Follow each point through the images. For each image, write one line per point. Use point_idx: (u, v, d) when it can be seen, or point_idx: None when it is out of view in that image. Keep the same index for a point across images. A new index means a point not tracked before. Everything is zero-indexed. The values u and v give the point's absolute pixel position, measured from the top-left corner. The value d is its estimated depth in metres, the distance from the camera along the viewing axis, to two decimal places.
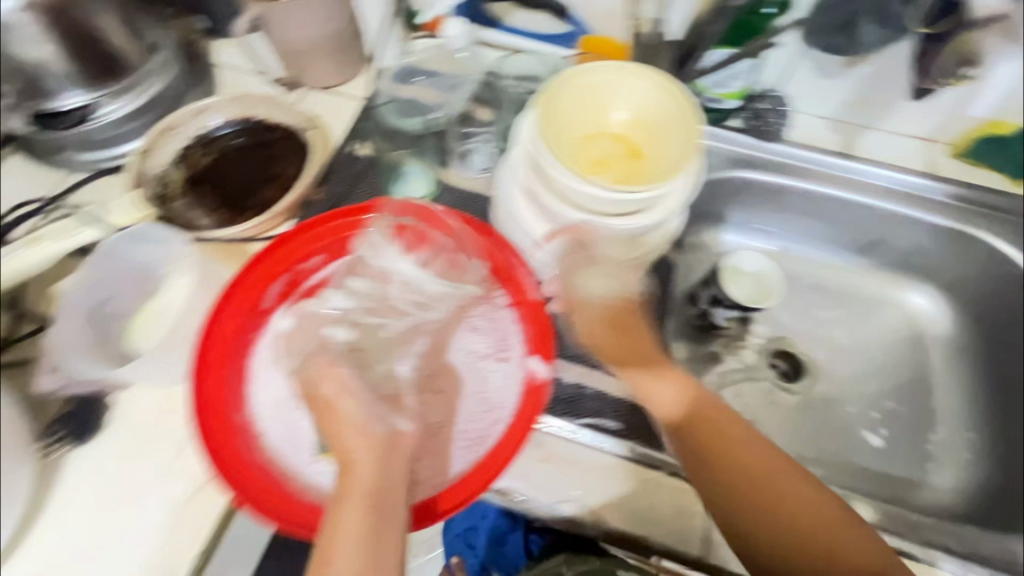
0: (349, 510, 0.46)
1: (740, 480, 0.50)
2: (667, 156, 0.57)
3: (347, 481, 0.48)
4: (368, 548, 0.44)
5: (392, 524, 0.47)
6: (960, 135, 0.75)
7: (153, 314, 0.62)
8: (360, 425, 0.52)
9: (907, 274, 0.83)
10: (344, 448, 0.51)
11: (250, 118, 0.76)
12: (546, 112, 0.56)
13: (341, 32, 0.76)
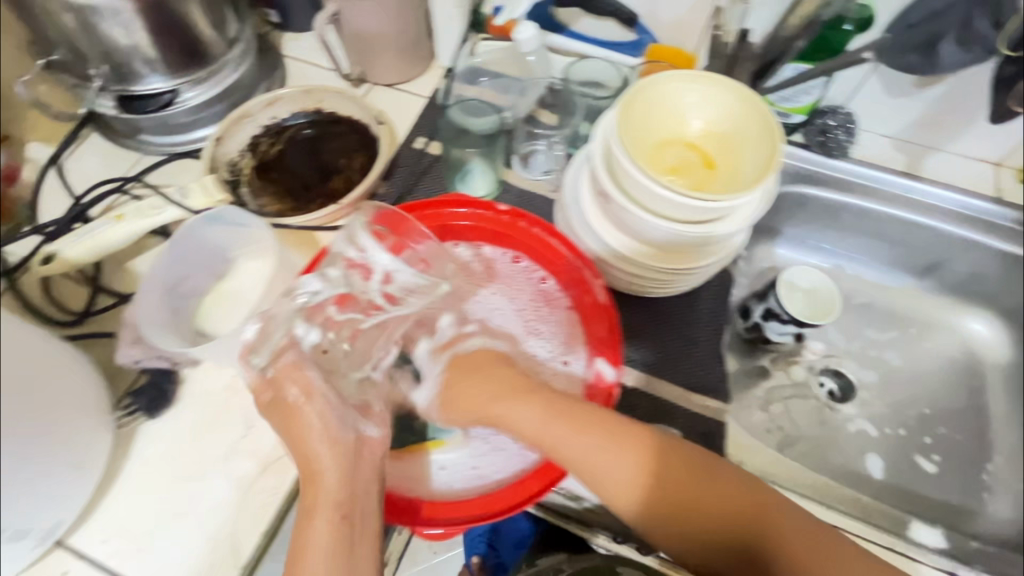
0: (319, 521, 0.48)
1: (690, 513, 0.48)
2: (743, 166, 0.57)
3: (313, 487, 0.50)
4: (339, 557, 0.47)
5: (367, 532, 0.50)
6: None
7: (224, 295, 0.64)
8: (322, 425, 0.52)
9: (965, 299, 0.82)
10: (311, 454, 0.51)
11: (320, 110, 0.78)
12: (628, 113, 0.56)
13: (413, 31, 0.78)
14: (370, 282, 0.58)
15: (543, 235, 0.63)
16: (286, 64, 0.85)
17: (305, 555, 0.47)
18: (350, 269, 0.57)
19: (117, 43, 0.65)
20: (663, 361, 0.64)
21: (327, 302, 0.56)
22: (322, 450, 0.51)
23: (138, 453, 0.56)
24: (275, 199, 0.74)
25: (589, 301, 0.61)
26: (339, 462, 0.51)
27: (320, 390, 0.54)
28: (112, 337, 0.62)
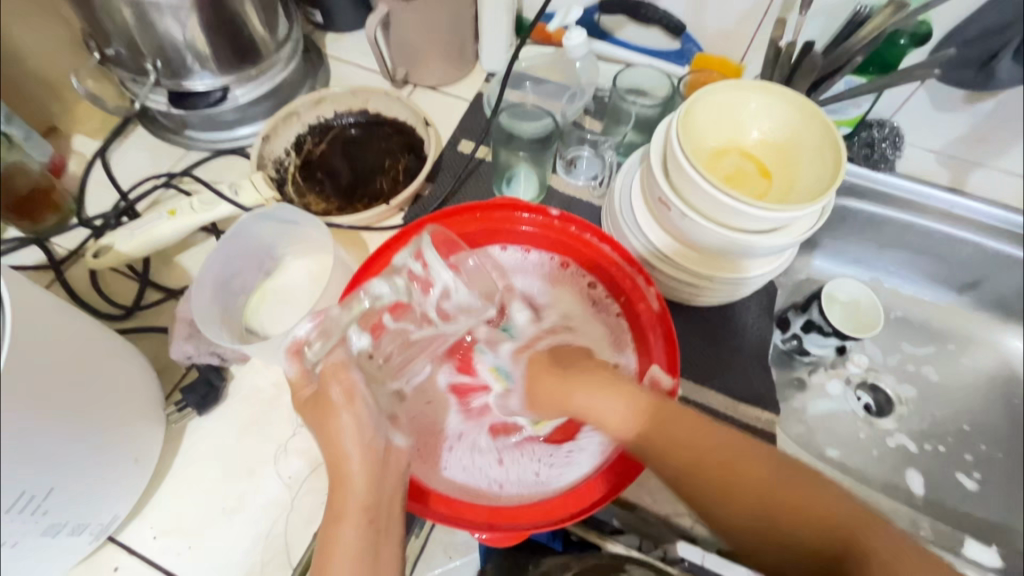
0: (347, 522, 0.47)
1: (713, 489, 0.43)
2: (806, 176, 0.56)
3: (341, 486, 0.48)
4: (363, 558, 0.46)
5: (393, 540, 0.48)
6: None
7: (271, 291, 0.64)
8: (353, 430, 0.48)
9: (1004, 315, 0.82)
10: (343, 456, 0.48)
11: (366, 111, 0.79)
12: (686, 121, 0.56)
13: (459, 35, 0.79)
14: (427, 295, 0.56)
15: (594, 241, 0.62)
16: (329, 64, 0.85)
17: (333, 554, 0.46)
18: (411, 281, 0.55)
19: (172, 40, 0.65)
20: (711, 370, 0.64)
21: (383, 310, 0.53)
22: (351, 451, 0.48)
23: (188, 449, 0.56)
24: (320, 198, 0.74)
25: (644, 309, 0.60)
26: (367, 471, 0.48)
27: (361, 394, 0.49)
28: (162, 332, 0.62)
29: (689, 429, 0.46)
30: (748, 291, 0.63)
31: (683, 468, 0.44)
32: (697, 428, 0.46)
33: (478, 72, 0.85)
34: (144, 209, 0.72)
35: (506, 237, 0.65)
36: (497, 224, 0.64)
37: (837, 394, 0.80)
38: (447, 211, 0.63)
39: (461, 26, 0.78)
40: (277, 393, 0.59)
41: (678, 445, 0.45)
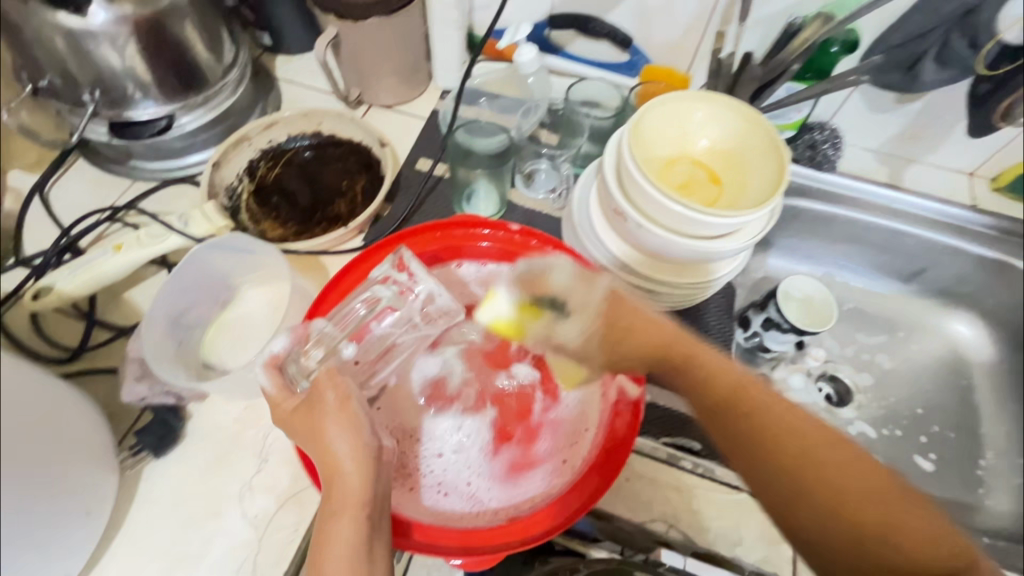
0: (342, 519, 0.44)
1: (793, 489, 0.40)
2: (756, 181, 0.58)
3: (335, 487, 0.46)
4: (357, 558, 0.43)
5: (383, 539, 0.46)
6: (1004, 170, 0.79)
7: (228, 323, 0.62)
8: (349, 435, 0.47)
9: (949, 302, 0.86)
10: (336, 460, 0.46)
11: (321, 132, 0.77)
12: (637, 135, 0.58)
13: (411, 54, 0.79)
14: (412, 303, 0.56)
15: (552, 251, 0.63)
16: (281, 87, 0.84)
17: (327, 555, 0.43)
18: (398, 294, 0.55)
19: (109, 68, 0.63)
20: None
21: (370, 317, 0.54)
22: (344, 451, 0.47)
23: (145, 495, 0.54)
24: (277, 223, 0.72)
25: None
26: (365, 473, 0.46)
27: (352, 398, 0.50)
28: (113, 373, 0.59)
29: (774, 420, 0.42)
30: (707, 294, 0.65)
31: (756, 447, 0.42)
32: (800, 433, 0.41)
33: (433, 89, 0.85)
34: (89, 244, 0.69)
35: (469, 254, 0.64)
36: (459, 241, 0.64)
37: (799, 387, 0.82)
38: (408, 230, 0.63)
39: (412, 46, 0.78)
40: (240, 430, 0.57)
41: (763, 428, 0.42)
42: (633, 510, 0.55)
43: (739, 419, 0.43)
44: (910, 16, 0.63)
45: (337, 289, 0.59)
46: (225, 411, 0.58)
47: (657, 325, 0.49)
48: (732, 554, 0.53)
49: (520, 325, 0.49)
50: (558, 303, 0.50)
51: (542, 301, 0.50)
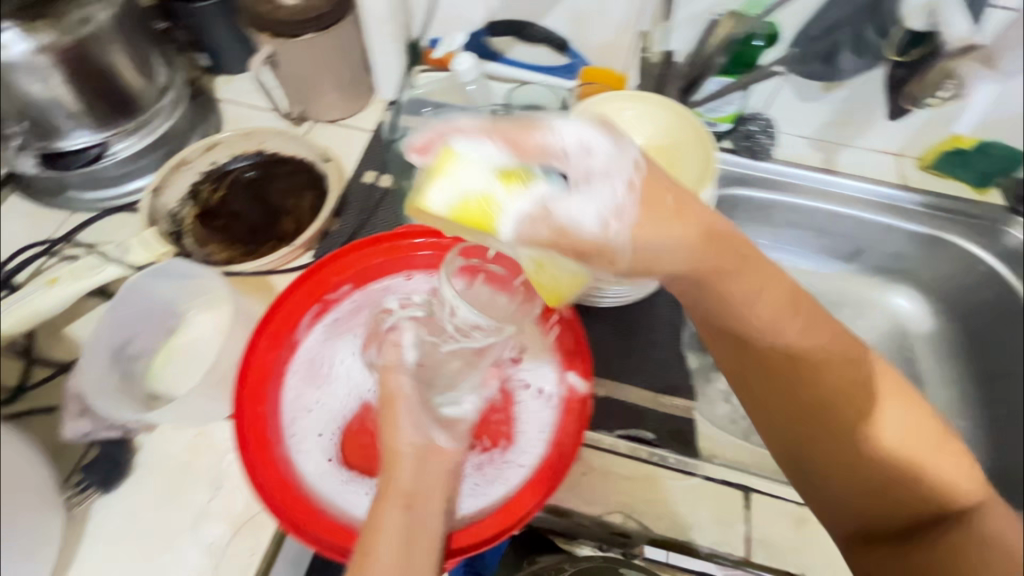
0: (388, 509, 0.48)
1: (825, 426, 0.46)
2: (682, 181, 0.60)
3: (388, 478, 0.50)
4: (405, 551, 0.45)
5: (429, 537, 0.47)
6: (927, 149, 0.83)
7: (173, 351, 0.61)
8: (415, 431, 0.53)
9: (890, 278, 0.90)
10: (398, 451, 0.52)
11: (264, 151, 0.77)
12: None
13: (352, 68, 0.79)
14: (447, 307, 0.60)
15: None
16: (222, 107, 0.83)
17: (376, 537, 0.46)
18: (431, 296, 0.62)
19: (33, 99, 0.62)
20: (628, 368, 0.67)
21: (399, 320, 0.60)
22: (409, 444, 0.52)
23: (96, 532, 0.53)
24: (223, 245, 0.71)
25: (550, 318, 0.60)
26: (416, 466, 0.51)
27: (402, 395, 0.55)
28: (56, 410, 0.58)
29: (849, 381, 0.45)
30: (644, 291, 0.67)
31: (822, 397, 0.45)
32: (863, 392, 0.45)
33: (377, 101, 0.85)
34: (27, 279, 0.68)
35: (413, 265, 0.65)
36: (400, 254, 0.64)
37: None
38: (348, 253, 0.63)
39: (352, 59, 0.79)
40: (192, 458, 0.56)
41: (829, 377, 0.45)
42: (591, 505, 0.56)
43: (821, 370, 0.44)
44: (825, 9, 0.66)
45: (274, 322, 0.59)
46: (174, 440, 0.57)
47: (703, 216, 0.40)
48: (687, 538, 0.55)
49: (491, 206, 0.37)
50: (546, 168, 0.38)
51: (525, 167, 0.38)
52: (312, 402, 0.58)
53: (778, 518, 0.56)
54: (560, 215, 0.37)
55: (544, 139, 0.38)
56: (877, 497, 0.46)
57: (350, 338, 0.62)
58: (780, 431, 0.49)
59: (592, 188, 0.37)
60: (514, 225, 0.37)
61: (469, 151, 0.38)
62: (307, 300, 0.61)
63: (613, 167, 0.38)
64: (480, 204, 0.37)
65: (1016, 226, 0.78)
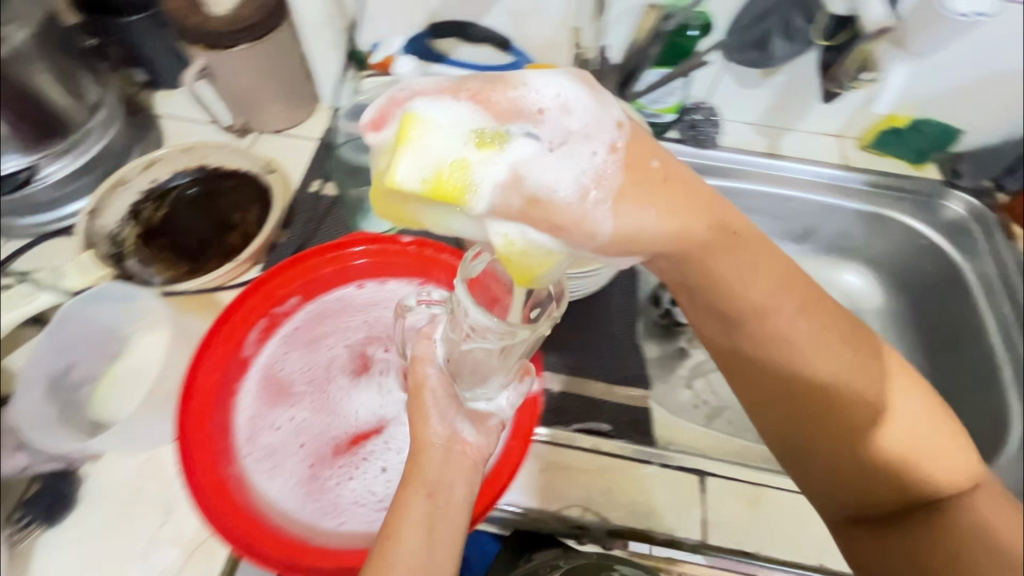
0: (410, 497, 0.45)
1: (816, 416, 0.48)
2: None
3: (415, 469, 0.47)
4: (423, 544, 0.43)
5: (453, 529, 0.44)
6: (867, 129, 0.85)
7: (118, 378, 0.59)
8: (445, 421, 0.50)
9: (839, 256, 0.92)
10: (425, 441, 0.49)
11: (206, 165, 0.75)
12: None
13: (291, 76, 0.78)
14: None
15: (452, 259, 0.64)
16: (161, 123, 0.81)
17: (396, 528, 0.43)
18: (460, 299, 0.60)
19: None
20: (583, 362, 0.67)
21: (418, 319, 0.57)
22: (442, 432, 0.49)
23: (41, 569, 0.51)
24: (166, 265, 0.70)
25: None
26: (443, 458, 0.47)
27: (425, 385, 0.51)
28: None
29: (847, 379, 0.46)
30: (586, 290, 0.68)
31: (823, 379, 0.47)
32: (863, 383, 0.47)
33: (322, 109, 0.84)
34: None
35: (361, 273, 0.64)
36: (346, 263, 0.64)
37: None
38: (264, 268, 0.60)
39: (291, 68, 0.77)
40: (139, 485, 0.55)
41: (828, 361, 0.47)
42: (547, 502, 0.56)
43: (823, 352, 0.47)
44: None
45: (217, 340, 0.58)
46: (121, 468, 0.55)
47: (702, 208, 0.42)
48: (643, 526, 0.55)
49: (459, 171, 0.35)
50: (522, 128, 0.37)
51: (500, 128, 0.36)
52: (281, 420, 0.57)
53: (730, 499, 0.58)
54: (540, 181, 0.36)
55: (518, 106, 0.37)
56: (877, 480, 0.48)
57: (301, 350, 0.61)
58: (776, 421, 0.50)
59: (572, 149, 0.37)
60: (490, 190, 0.35)
61: (441, 111, 0.35)
62: (253, 316, 0.60)
63: (596, 128, 0.38)
64: (455, 171, 0.34)
65: (952, 199, 0.81)
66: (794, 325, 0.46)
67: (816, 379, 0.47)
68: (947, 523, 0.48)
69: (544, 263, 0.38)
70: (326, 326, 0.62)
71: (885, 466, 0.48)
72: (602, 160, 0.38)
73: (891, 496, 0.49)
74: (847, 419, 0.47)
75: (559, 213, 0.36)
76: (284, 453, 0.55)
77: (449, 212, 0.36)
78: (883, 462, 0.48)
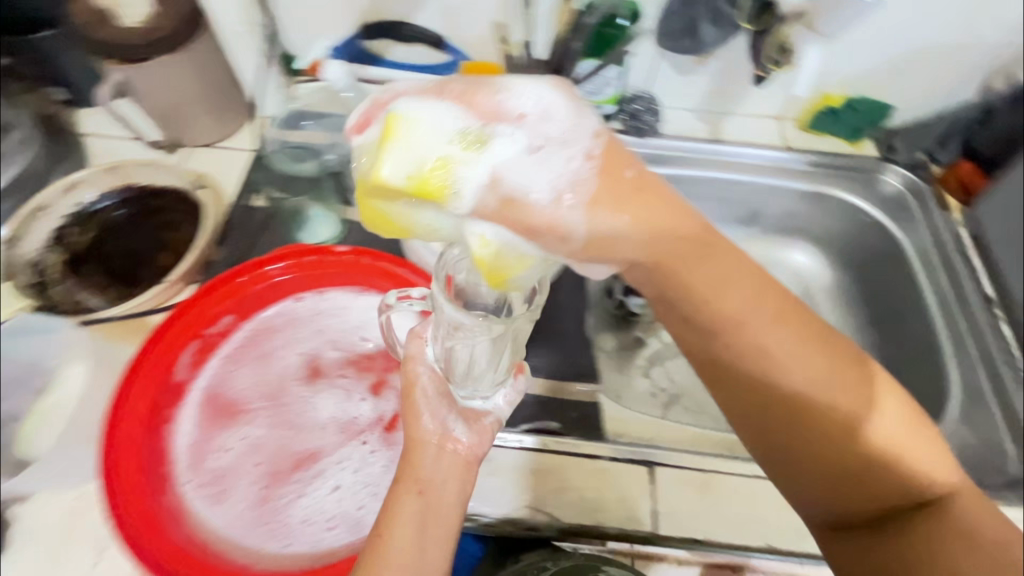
0: (403, 493, 0.44)
1: (797, 428, 0.45)
2: None
3: (406, 467, 0.46)
4: (414, 543, 0.42)
5: (446, 527, 0.43)
6: (801, 111, 0.87)
7: (41, 417, 0.57)
8: (436, 417, 0.48)
9: (787, 236, 0.93)
10: (417, 440, 0.47)
11: (133, 184, 0.72)
12: None
13: (219, 87, 0.75)
14: None
15: (393, 267, 0.64)
16: (86, 142, 0.78)
17: (388, 528, 0.42)
18: None
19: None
20: (531, 361, 0.67)
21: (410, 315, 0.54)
22: (434, 428, 0.47)
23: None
24: (94, 291, 0.67)
25: None
26: (435, 455, 0.46)
27: (416, 383, 0.49)
28: None
29: (824, 388, 0.44)
30: None
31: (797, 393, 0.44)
32: (846, 387, 0.44)
33: (257, 119, 0.82)
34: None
35: (296, 286, 0.63)
36: (281, 277, 0.63)
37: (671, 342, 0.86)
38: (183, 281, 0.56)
39: (218, 78, 0.75)
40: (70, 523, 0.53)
41: (804, 370, 0.44)
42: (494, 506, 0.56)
43: (798, 360, 0.44)
44: None
45: (146, 365, 0.56)
46: (52, 506, 0.53)
47: (675, 214, 0.40)
48: (591, 521, 0.55)
49: (440, 174, 0.34)
50: (501, 130, 0.36)
51: (482, 130, 0.36)
52: (224, 442, 0.54)
53: (680, 487, 0.58)
54: (517, 184, 0.35)
55: (500, 109, 0.37)
56: (866, 486, 0.46)
57: (237, 368, 0.59)
58: (761, 438, 0.47)
59: (550, 154, 0.36)
60: (470, 188, 0.34)
61: (422, 112, 0.35)
62: (186, 337, 0.59)
63: (575, 135, 0.37)
64: (438, 171, 0.34)
65: (887, 173, 0.85)
66: (771, 333, 0.43)
67: (795, 389, 0.44)
68: (944, 524, 0.46)
69: (519, 267, 0.37)
70: (264, 343, 0.60)
71: (874, 474, 0.45)
72: (577, 166, 0.37)
73: (882, 506, 0.46)
74: (831, 425, 0.44)
75: (535, 214, 0.35)
76: (224, 479, 0.53)
77: (432, 213, 0.35)
78: (871, 469, 0.45)
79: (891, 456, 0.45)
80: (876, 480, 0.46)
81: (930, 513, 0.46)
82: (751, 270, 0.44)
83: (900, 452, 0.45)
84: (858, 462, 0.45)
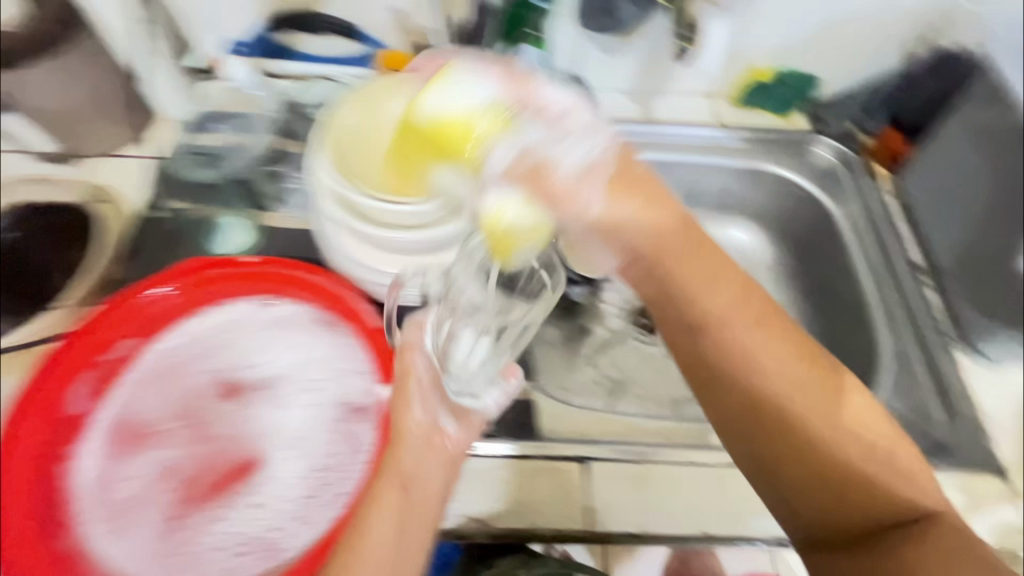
0: (385, 484, 0.42)
1: (770, 435, 0.43)
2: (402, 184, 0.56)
3: (389, 460, 0.43)
4: (401, 526, 0.40)
5: (421, 515, 0.41)
6: (733, 85, 0.82)
7: None
8: (429, 407, 0.46)
9: (727, 215, 0.87)
10: (401, 429, 0.45)
11: (26, 203, 0.67)
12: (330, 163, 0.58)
13: (111, 91, 0.69)
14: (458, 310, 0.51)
15: (306, 274, 0.61)
16: None
17: (368, 523, 0.40)
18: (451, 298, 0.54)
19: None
20: None
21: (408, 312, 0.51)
22: (426, 419, 0.45)
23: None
24: None
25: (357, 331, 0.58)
26: (421, 448, 0.44)
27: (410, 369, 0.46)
28: None
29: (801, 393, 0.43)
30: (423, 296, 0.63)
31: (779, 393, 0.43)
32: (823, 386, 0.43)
33: (165, 121, 0.74)
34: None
35: (195, 302, 0.59)
36: (181, 294, 0.59)
37: (619, 330, 0.81)
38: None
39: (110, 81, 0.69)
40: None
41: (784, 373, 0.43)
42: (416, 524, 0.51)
43: (779, 362, 0.43)
44: None
45: (36, 402, 0.53)
46: None
47: (658, 215, 0.43)
48: (523, 527, 0.54)
49: (464, 129, 0.43)
50: (528, 115, 0.43)
51: (513, 110, 0.43)
52: (124, 471, 0.52)
53: (613, 480, 0.57)
54: (551, 157, 0.41)
55: (546, 97, 0.44)
56: (845, 501, 0.43)
57: (138, 395, 0.55)
58: (740, 443, 0.44)
59: (581, 138, 0.43)
60: (500, 159, 0.42)
61: (462, 82, 0.45)
62: (78, 367, 0.55)
63: (595, 128, 0.44)
64: (457, 125, 0.43)
65: (818, 144, 0.82)
66: (755, 331, 0.43)
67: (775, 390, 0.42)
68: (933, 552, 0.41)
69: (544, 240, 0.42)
70: (166, 366, 0.56)
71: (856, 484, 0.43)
72: (593, 161, 0.42)
73: (860, 522, 0.43)
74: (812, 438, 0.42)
75: (558, 180, 0.41)
76: (114, 519, 0.50)
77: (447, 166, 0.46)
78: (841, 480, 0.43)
79: (874, 471, 0.43)
80: (857, 496, 0.43)
81: (914, 539, 0.42)
82: (740, 276, 0.45)
83: (882, 469, 0.43)
84: (839, 474, 0.42)
